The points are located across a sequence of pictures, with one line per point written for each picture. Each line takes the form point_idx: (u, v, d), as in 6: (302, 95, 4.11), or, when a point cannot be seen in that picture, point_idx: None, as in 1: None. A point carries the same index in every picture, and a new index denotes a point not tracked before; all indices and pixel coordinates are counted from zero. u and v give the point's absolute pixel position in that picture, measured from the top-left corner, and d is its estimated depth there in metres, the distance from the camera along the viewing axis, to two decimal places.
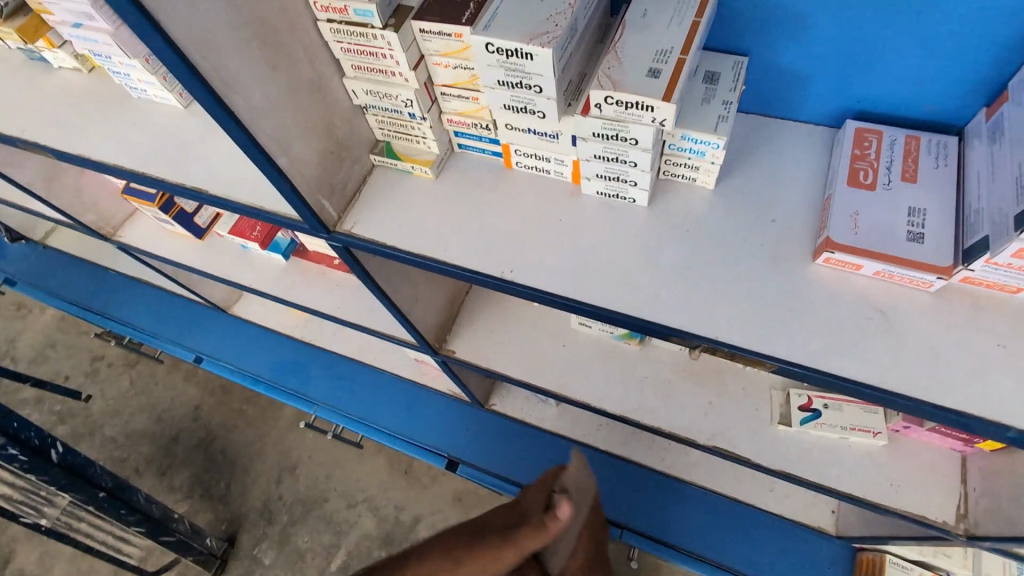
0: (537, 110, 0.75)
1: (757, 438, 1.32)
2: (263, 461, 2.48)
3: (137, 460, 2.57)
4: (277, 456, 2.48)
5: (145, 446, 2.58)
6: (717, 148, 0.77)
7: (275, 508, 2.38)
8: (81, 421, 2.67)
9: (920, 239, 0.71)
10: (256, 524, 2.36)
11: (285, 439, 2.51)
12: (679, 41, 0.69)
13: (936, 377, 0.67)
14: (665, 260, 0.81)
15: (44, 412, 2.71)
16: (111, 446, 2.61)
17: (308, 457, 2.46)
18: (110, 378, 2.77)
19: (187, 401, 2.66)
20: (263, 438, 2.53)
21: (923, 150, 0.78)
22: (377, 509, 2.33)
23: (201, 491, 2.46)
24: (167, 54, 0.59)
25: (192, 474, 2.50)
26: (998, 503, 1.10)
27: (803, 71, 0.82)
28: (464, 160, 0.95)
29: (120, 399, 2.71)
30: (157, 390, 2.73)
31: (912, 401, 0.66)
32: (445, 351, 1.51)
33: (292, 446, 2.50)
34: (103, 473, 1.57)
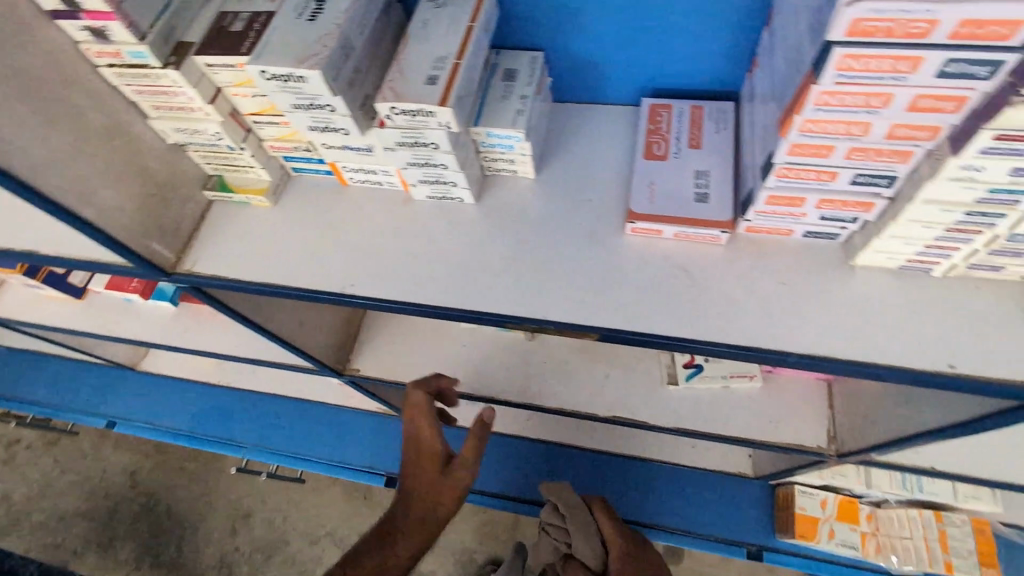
0: (340, 128, 0.77)
1: (652, 401, 1.40)
2: (211, 515, 2.37)
3: (73, 542, 2.40)
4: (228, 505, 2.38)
5: (81, 526, 2.42)
6: (520, 141, 0.82)
7: (234, 561, 2.29)
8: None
9: (705, 199, 0.78)
10: None
11: (228, 490, 2.40)
12: (454, 47, 0.73)
13: (732, 320, 0.74)
14: (495, 252, 0.85)
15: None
16: (39, 533, 2.42)
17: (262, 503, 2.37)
18: (22, 463, 2.57)
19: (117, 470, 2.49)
20: (203, 493, 2.42)
21: (706, 118, 0.86)
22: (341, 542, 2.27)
23: (149, 560, 2.32)
24: None
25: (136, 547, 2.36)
26: (855, 420, 1.21)
27: (594, 57, 0.88)
28: (301, 183, 0.96)
29: (38, 482, 2.52)
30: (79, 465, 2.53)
31: (715, 346, 0.73)
32: (349, 370, 1.50)
33: (240, 496, 2.39)
34: None
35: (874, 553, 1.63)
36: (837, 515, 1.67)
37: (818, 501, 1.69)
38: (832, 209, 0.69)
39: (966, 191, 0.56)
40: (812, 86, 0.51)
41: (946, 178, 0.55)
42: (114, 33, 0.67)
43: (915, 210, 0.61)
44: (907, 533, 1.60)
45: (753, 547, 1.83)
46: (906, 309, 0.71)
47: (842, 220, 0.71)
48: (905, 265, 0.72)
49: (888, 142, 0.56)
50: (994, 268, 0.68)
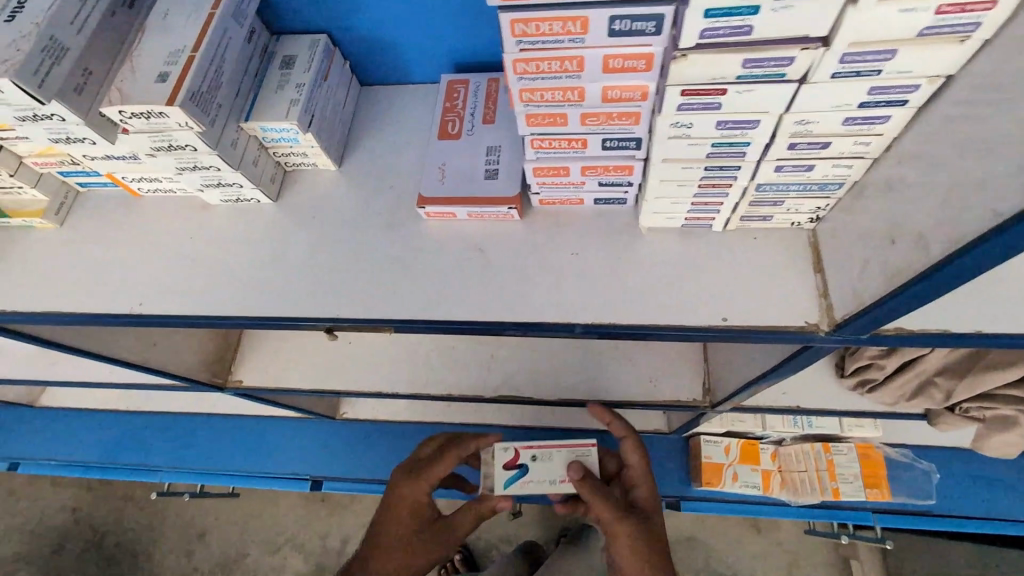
0: (85, 138, 0.70)
1: (539, 376, 1.39)
2: (166, 537, 2.38)
3: None
4: (181, 532, 2.38)
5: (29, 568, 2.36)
6: (301, 133, 0.77)
7: None
8: None
9: (495, 176, 0.76)
10: None
11: (180, 511, 2.41)
12: (191, 38, 0.67)
13: (527, 297, 0.72)
14: (292, 252, 0.80)
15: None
16: None
17: (216, 520, 2.38)
18: None
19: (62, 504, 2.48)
20: (154, 519, 2.41)
21: (501, 90, 0.82)
22: (303, 544, 2.30)
23: None
24: None
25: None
26: (722, 370, 1.22)
27: (383, 38, 0.83)
28: (90, 199, 0.88)
29: None
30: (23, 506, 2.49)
31: (507, 326, 0.71)
32: (231, 383, 1.43)
33: (192, 515, 2.41)
34: None
35: (777, 489, 1.71)
36: (741, 458, 1.74)
37: (721, 448, 1.75)
38: (601, 175, 0.67)
39: (691, 148, 0.56)
40: (504, 57, 0.49)
41: (665, 137, 0.54)
42: None
43: (660, 170, 0.60)
44: (802, 466, 1.69)
45: (672, 499, 1.89)
46: (689, 266, 0.72)
47: (617, 184, 0.70)
48: (687, 222, 0.72)
49: (609, 105, 0.55)
50: (764, 217, 0.70)
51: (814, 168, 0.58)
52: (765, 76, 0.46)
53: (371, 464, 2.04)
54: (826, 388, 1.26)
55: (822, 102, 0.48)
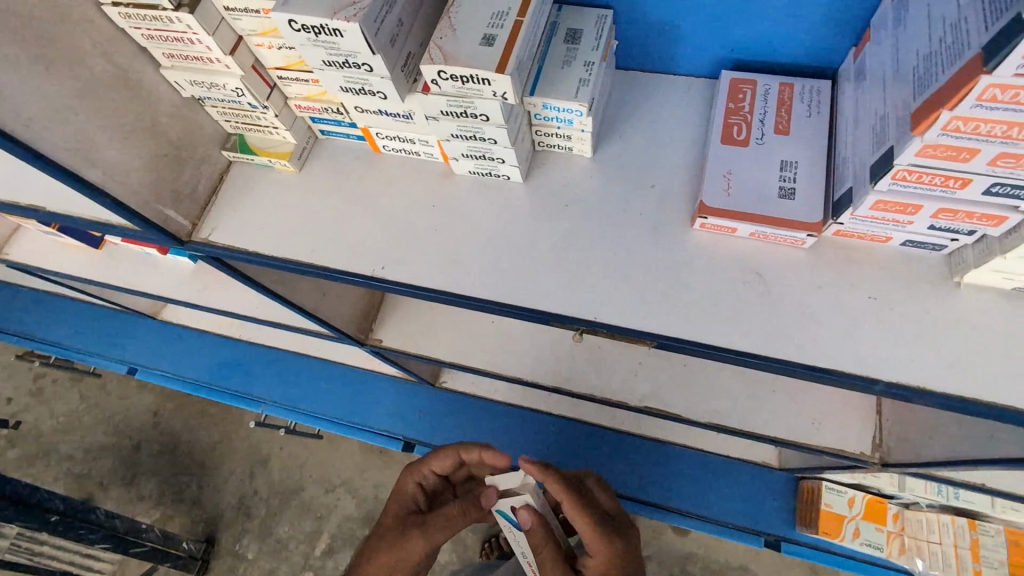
0: (378, 91, 0.67)
1: (687, 394, 1.32)
2: (232, 457, 2.36)
3: (100, 474, 2.41)
4: (247, 450, 2.36)
5: (107, 459, 2.43)
6: (581, 116, 0.71)
7: (252, 503, 2.28)
8: (33, 442, 2.49)
9: (790, 195, 0.68)
10: (234, 521, 2.26)
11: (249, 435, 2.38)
12: (517, 2, 0.62)
13: (813, 336, 0.65)
14: (540, 238, 0.75)
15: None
16: (69, 463, 2.44)
17: (280, 449, 2.35)
18: (54, 396, 2.57)
19: (144, 408, 2.49)
20: (226, 436, 2.40)
21: (796, 98, 0.75)
22: (357, 491, 2.27)
23: (172, 496, 2.33)
24: None
25: (160, 482, 2.37)
26: (906, 433, 1.12)
27: (671, 20, 0.76)
28: (328, 148, 0.87)
29: (70, 415, 2.52)
30: (109, 402, 2.54)
31: (788, 364, 0.64)
32: (372, 341, 1.42)
33: (262, 440, 2.38)
34: (53, 497, 1.51)
35: (896, 553, 1.61)
36: (865, 514, 1.64)
37: (845, 499, 1.64)
38: (950, 220, 0.58)
39: None
40: (980, 77, 0.43)
41: None
42: None
43: None
44: (935, 538, 1.55)
45: (772, 536, 1.81)
46: (1017, 336, 0.62)
47: (954, 232, 0.61)
48: (1021, 288, 0.62)
49: None
50: None
51: None
52: None
53: (464, 437, 2.04)
54: None
55: None
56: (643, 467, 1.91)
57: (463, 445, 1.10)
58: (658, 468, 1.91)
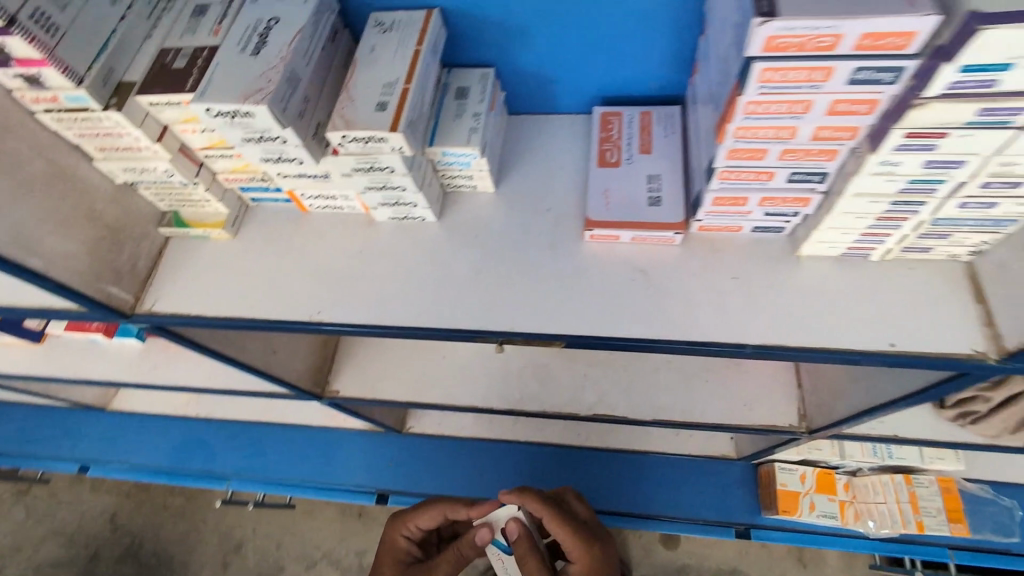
0: (294, 158, 0.77)
1: (631, 396, 1.42)
2: (203, 550, 2.29)
3: None
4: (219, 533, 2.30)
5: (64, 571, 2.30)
6: (476, 158, 0.83)
7: None
8: None
9: (658, 202, 0.81)
10: None
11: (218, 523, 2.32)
12: (403, 72, 0.74)
13: (691, 317, 0.77)
14: (457, 267, 0.85)
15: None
16: None
17: (253, 532, 2.29)
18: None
19: (99, 510, 2.38)
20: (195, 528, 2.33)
21: (655, 123, 0.89)
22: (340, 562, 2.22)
23: None
24: None
25: None
26: (821, 399, 1.25)
27: (544, 71, 0.91)
28: (259, 213, 0.96)
29: (19, 530, 2.38)
30: (62, 508, 2.42)
31: (675, 343, 0.75)
32: (329, 393, 1.46)
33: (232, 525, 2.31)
34: None
35: (852, 520, 1.71)
36: (818, 488, 1.74)
37: (798, 476, 1.75)
38: (776, 206, 0.72)
39: (888, 184, 0.60)
40: (739, 99, 0.55)
41: (868, 173, 0.59)
42: (49, 79, 0.66)
43: (846, 204, 0.65)
44: (882, 498, 1.67)
45: (740, 526, 1.89)
46: (850, 291, 0.76)
47: (784, 215, 0.75)
48: (845, 252, 0.76)
49: (816, 143, 0.59)
50: (924, 249, 0.73)
51: (996, 206, 0.62)
52: (989, 123, 0.51)
53: (437, 479, 2.06)
54: (923, 417, 1.28)
55: None
56: (613, 479, 1.98)
57: (448, 501, 1.16)
58: (627, 478, 1.98)
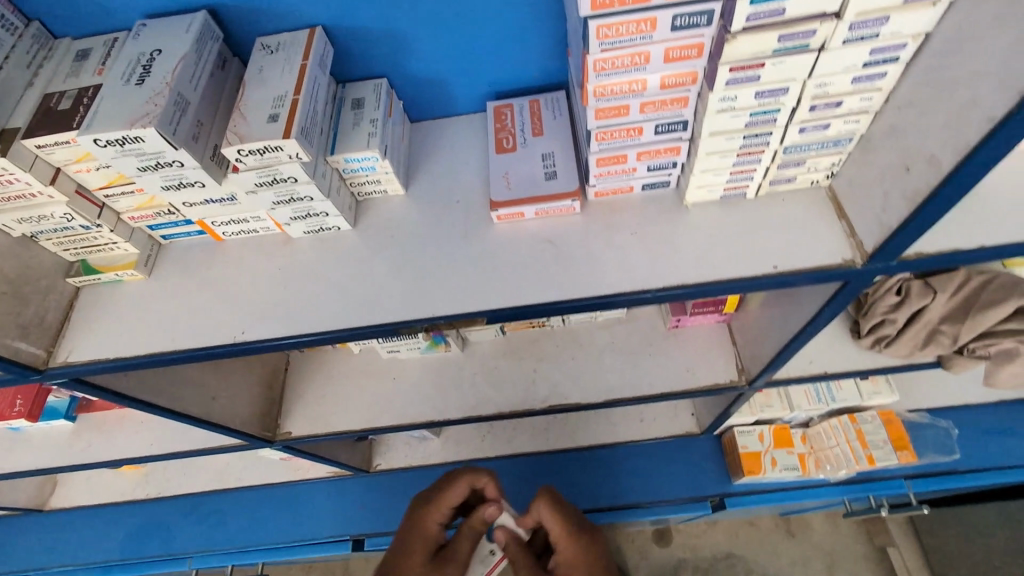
0: (196, 182, 0.78)
1: (582, 382, 1.46)
2: None
3: None
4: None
5: None
6: (379, 161, 0.87)
7: None
8: None
9: (554, 176, 0.87)
10: None
11: None
12: (292, 86, 0.78)
13: (599, 274, 0.82)
14: (377, 268, 0.88)
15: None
16: None
17: None
18: None
19: None
20: None
21: (543, 108, 0.96)
22: None
23: None
24: None
25: None
26: (753, 349, 1.33)
27: (434, 75, 0.97)
28: (173, 249, 0.95)
29: None
30: None
31: (587, 300, 0.80)
32: (280, 436, 1.43)
33: None
34: None
35: (814, 469, 1.78)
36: (776, 443, 1.81)
37: (756, 436, 1.82)
38: (653, 159, 0.79)
39: (733, 118, 0.68)
40: (588, 59, 0.62)
41: (715, 111, 0.67)
42: None
43: (707, 144, 0.73)
44: (834, 442, 1.75)
45: (716, 497, 1.92)
46: (734, 228, 0.83)
47: (665, 168, 0.82)
48: (724, 193, 0.84)
49: (666, 91, 0.67)
50: (789, 179, 0.82)
51: (829, 126, 0.72)
52: (793, 48, 0.59)
53: None
54: (845, 350, 1.38)
55: (838, 64, 0.62)
56: (586, 476, 1.99)
57: (475, 473, 1.15)
58: (601, 472, 1.99)
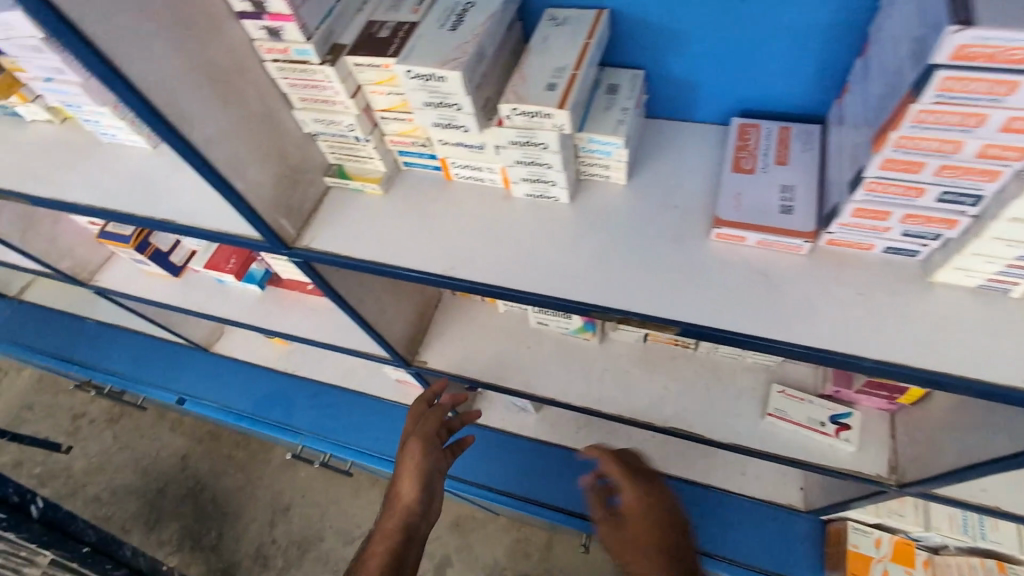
0: (461, 125, 0.87)
1: (711, 416, 1.42)
2: (255, 504, 2.71)
3: (122, 517, 2.77)
4: (270, 499, 2.71)
5: (131, 502, 2.80)
6: (619, 148, 0.90)
7: (270, 552, 2.60)
8: (62, 482, 2.89)
9: (790, 211, 0.84)
10: (250, 569, 2.57)
11: (275, 480, 2.75)
12: (572, 60, 0.82)
13: (809, 325, 0.80)
14: (586, 248, 0.92)
15: (55, 485, 2.90)
16: (94, 504, 2.82)
17: (302, 497, 2.70)
18: (90, 435, 3.02)
19: (174, 451, 2.90)
20: (252, 481, 2.77)
21: (794, 138, 0.92)
22: None
23: (191, 542, 2.66)
24: (139, 107, 0.71)
25: (182, 526, 2.71)
26: (921, 451, 1.19)
27: (691, 77, 0.97)
28: (409, 176, 1.06)
29: (102, 454, 2.95)
30: (142, 446, 2.95)
31: (790, 346, 0.78)
32: (417, 362, 1.58)
33: (284, 487, 2.73)
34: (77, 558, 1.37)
35: None
36: (892, 556, 1.61)
37: (872, 539, 1.63)
38: (917, 226, 0.73)
39: None
40: (911, 104, 0.60)
41: None
42: (287, 33, 0.80)
43: (998, 229, 0.66)
44: None
45: None
46: (982, 325, 0.75)
47: (925, 237, 0.75)
48: (983, 284, 0.76)
49: (978, 161, 0.62)
50: None
51: None
52: None
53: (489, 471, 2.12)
54: None
55: None
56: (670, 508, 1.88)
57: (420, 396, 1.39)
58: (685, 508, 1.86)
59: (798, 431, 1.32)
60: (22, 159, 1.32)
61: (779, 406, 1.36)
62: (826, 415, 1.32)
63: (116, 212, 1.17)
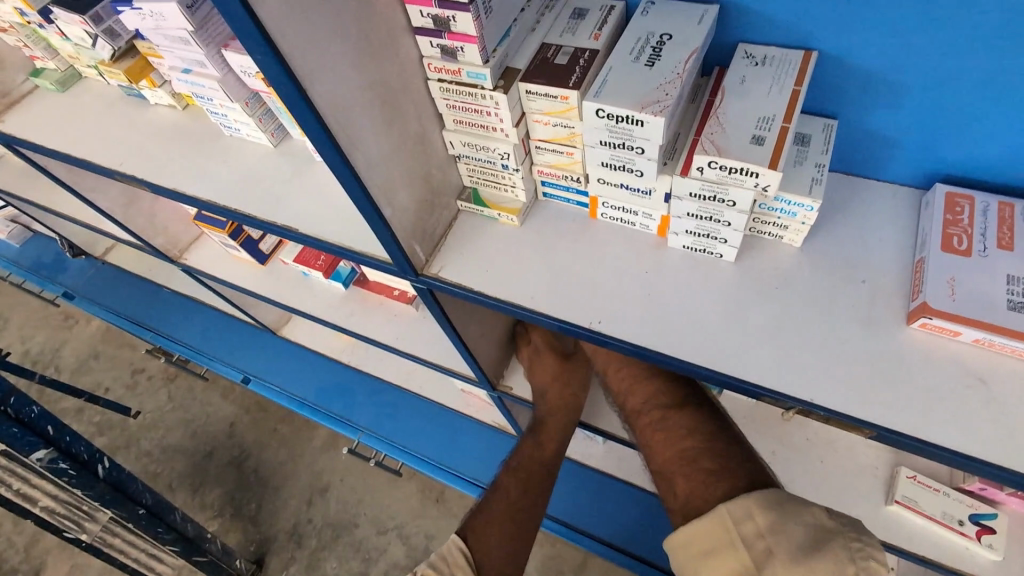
0: (636, 169, 0.79)
1: (823, 492, 1.29)
2: (295, 483, 2.72)
3: (170, 475, 2.84)
4: (309, 478, 2.72)
5: (179, 462, 2.86)
6: (810, 211, 0.79)
7: (305, 531, 2.60)
8: (118, 433, 2.99)
9: (1021, 309, 0.71)
10: (285, 546, 2.59)
11: (316, 462, 2.74)
12: (780, 108, 0.73)
13: None
14: (754, 318, 0.82)
15: (110, 436, 2.99)
16: (145, 459, 2.90)
17: (339, 482, 2.69)
18: (146, 391, 3.09)
19: (222, 419, 2.94)
20: (295, 459, 2.77)
21: (1018, 218, 0.78)
22: (407, 538, 2.52)
23: (231, 511, 2.70)
24: (313, 127, 0.66)
25: (224, 493, 2.75)
26: None
27: (896, 134, 0.84)
28: (545, 209, 0.98)
29: (156, 411, 3.02)
30: (194, 408, 3.01)
31: (1007, 472, 0.67)
32: (501, 386, 1.51)
33: (323, 469, 2.73)
34: (144, 493, 1.88)
35: None
36: None
37: None
38: None
39: None
40: None
41: None
42: (466, 54, 0.74)
43: None
44: None
45: None
46: None
47: None
48: None
49: None
50: None
51: None
52: None
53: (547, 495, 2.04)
54: None
55: None
56: None
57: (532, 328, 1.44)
58: None
59: (935, 528, 1.17)
60: (143, 139, 1.32)
61: (909, 494, 1.20)
62: (970, 515, 1.15)
63: (231, 208, 1.15)
